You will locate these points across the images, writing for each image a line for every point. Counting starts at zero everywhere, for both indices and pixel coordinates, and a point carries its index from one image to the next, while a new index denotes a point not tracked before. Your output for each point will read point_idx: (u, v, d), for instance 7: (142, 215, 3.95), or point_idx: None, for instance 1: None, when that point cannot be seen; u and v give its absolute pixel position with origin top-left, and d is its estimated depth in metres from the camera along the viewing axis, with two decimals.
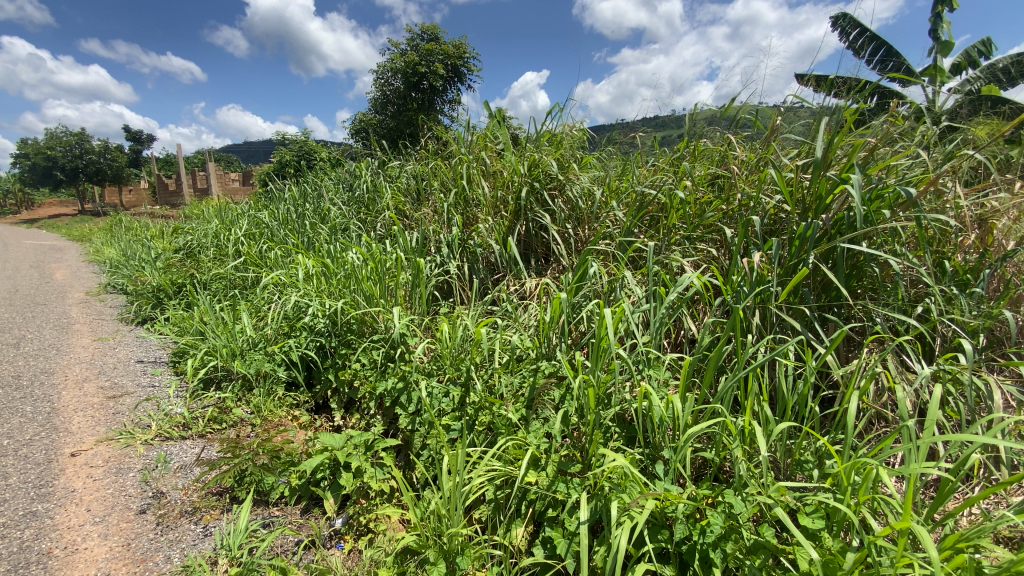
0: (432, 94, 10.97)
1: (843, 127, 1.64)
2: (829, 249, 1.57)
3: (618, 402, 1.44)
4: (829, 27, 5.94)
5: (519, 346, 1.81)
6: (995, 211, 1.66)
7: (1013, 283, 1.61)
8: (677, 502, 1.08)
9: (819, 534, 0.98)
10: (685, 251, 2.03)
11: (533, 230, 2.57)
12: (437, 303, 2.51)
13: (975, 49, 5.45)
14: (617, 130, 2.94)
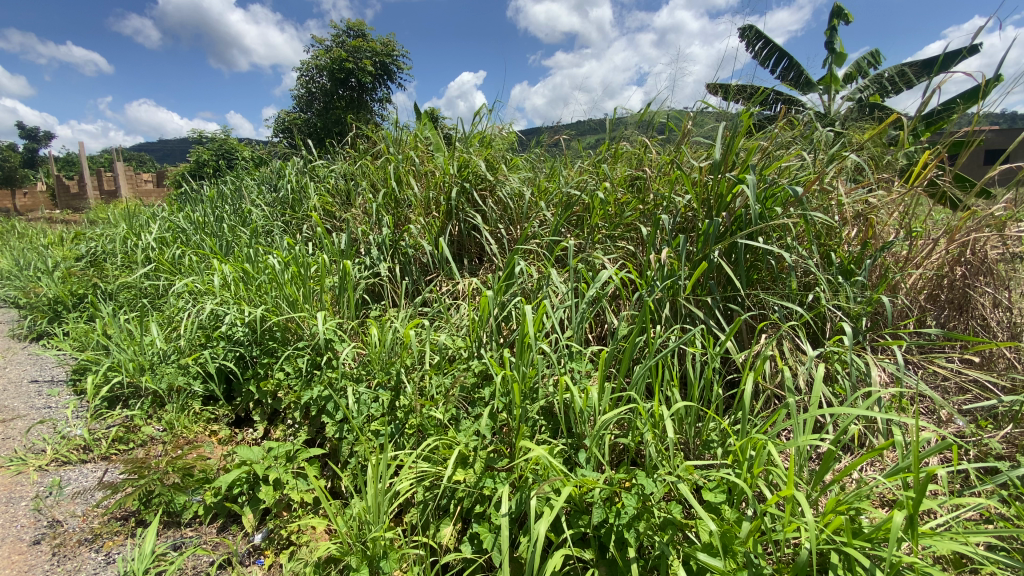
0: (362, 92, 10.67)
1: (740, 132, 1.78)
2: (730, 244, 1.73)
3: (543, 396, 1.48)
4: (739, 37, 6.38)
5: (450, 347, 1.80)
6: (873, 207, 1.85)
7: (890, 271, 1.81)
8: (595, 487, 1.12)
9: (720, 507, 1.06)
10: (607, 249, 2.12)
11: (464, 231, 2.57)
12: (367, 306, 2.44)
13: (863, 60, 6.03)
14: (546, 132, 3.01)
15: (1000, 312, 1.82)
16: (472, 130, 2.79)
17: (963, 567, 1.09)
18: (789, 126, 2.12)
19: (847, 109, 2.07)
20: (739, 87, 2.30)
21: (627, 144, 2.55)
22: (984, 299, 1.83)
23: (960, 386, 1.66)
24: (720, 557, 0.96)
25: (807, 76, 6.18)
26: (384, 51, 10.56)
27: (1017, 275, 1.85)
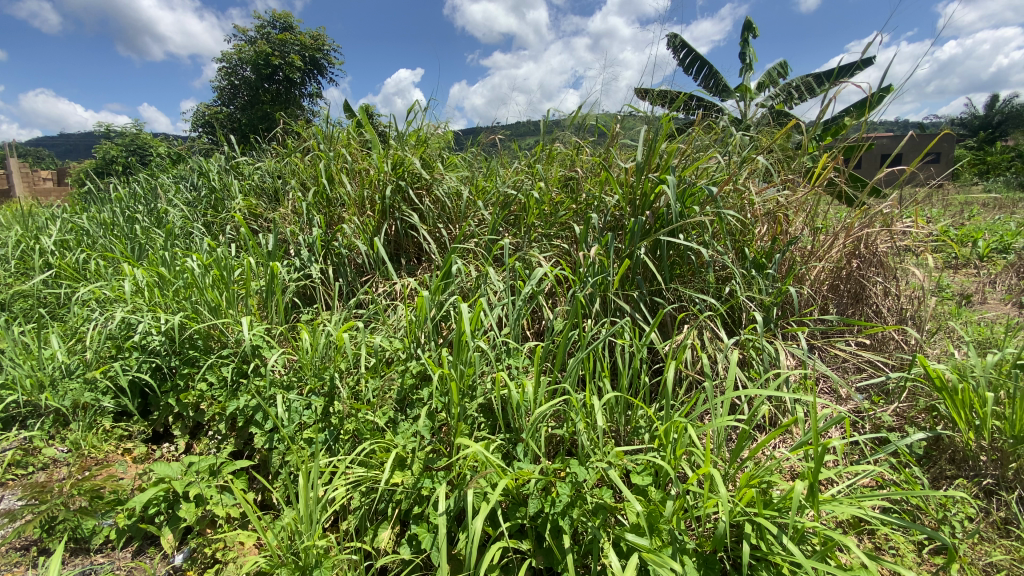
0: (291, 87, 10.21)
1: (661, 135, 1.89)
2: (654, 240, 1.85)
3: (481, 393, 1.49)
4: (665, 45, 6.71)
5: (386, 349, 1.76)
6: (782, 205, 2.02)
7: (796, 264, 1.97)
8: (531, 479, 1.15)
9: (647, 489, 1.13)
10: (543, 247, 2.17)
11: (401, 230, 2.53)
12: (297, 310, 2.34)
13: (774, 70, 6.52)
14: (482, 132, 3.02)
15: (890, 299, 2.04)
16: (407, 129, 2.75)
17: (860, 528, 1.21)
18: (708, 130, 2.27)
19: (759, 116, 2.24)
20: (663, 92, 2.42)
21: (560, 145, 2.62)
22: (874, 288, 2.03)
23: (857, 366, 1.84)
24: (646, 535, 1.01)
25: (725, 83, 6.62)
26: (313, 45, 10.16)
27: (903, 266, 2.07)
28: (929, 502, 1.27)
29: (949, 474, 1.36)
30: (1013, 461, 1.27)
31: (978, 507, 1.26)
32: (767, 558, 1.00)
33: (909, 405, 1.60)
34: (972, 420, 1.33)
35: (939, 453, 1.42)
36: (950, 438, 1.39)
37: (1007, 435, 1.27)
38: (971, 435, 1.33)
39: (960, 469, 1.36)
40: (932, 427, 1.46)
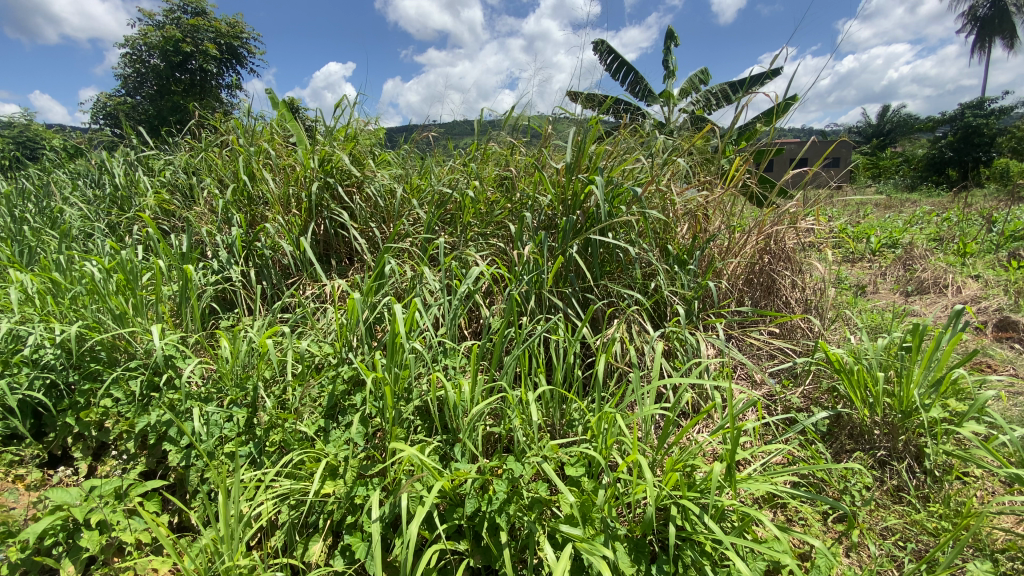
0: (206, 77, 9.53)
1: (590, 137, 1.96)
2: (585, 239, 1.91)
3: (417, 395, 1.46)
4: (593, 49, 6.93)
5: (316, 354, 1.69)
6: (701, 204, 2.15)
7: (715, 260, 2.10)
8: (467, 478, 1.15)
9: (581, 480, 1.16)
10: (479, 246, 2.17)
11: (331, 230, 2.43)
12: (216, 316, 2.19)
13: (694, 77, 6.90)
14: (415, 130, 2.97)
15: (797, 292, 2.22)
16: (336, 124, 2.65)
17: (774, 503, 1.31)
18: (633, 133, 2.37)
19: (681, 121, 2.37)
20: (592, 95, 2.49)
21: (494, 144, 2.63)
22: (783, 281, 2.21)
23: (770, 353, 1.98)
24: (579, 525, 1.04)
25: (650, 89, 6.94)
26: (230, 33, 9.52)
27: (807, 260, 2.26)
28: (831, 474, 1.40)
29: (849, 449, 1.50)
30: (902, 433, 1.42)
31: (872, 476, 1.40)
32: (691, 538, 1.06)
33: (814, 387, 1.75)
34: (867, 398, 1.48)
35: (840, 430, 1.56)
36: (848, 416, 1.54)
37: (896, 410, 1.42)
38: (866, 412, 1.48)
39: (858, 444, 1.50)
40: (834, 406, 1.60)
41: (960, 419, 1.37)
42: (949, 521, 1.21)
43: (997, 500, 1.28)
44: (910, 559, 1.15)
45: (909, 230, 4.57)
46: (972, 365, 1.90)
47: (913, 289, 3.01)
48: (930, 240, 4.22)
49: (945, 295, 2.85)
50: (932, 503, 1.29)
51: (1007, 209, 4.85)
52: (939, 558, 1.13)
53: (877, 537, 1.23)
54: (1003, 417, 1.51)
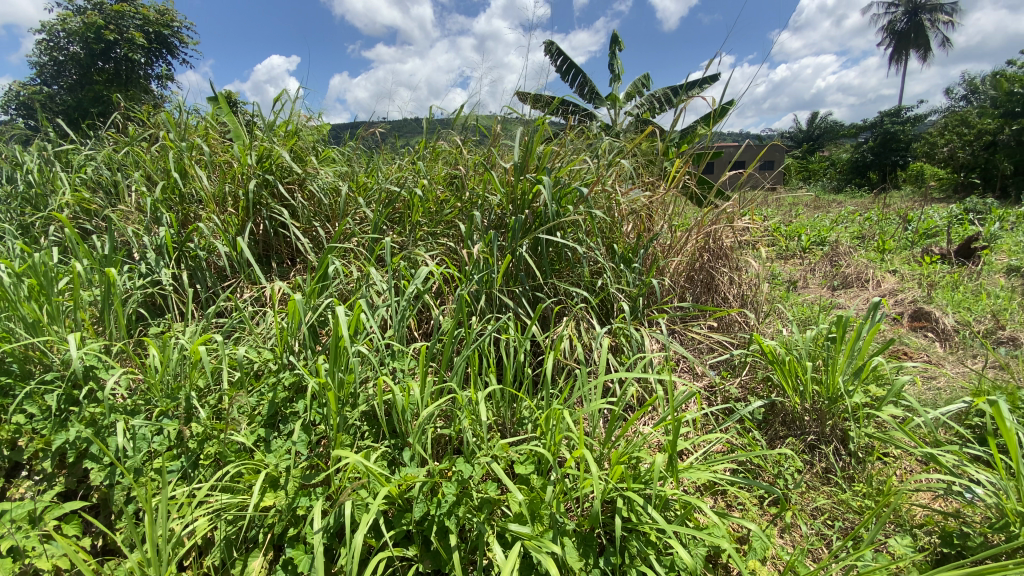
0: (133, 66, 8.90)
1: (537, 136, 1.97)
2: (534, 238, 1.93)
3: (363, 400, 1.42)
4: (542, 50, 7.00)
5: (255, 360, 1.61)
6: (645, 204, 2.21)
7: (659, 258, 2.17)
8: (415, 482, 1.13)
9: (530, 478, 1.16)
10: (428, 245, 2.14)
11: (270, 230, 2.32)
12: (145, 322, 2.04)
13: (639, 81, 7.11)
14: (361, 127, 2.88)
15: (734, 287, 2.32)
16: (276, 119, 2.53)
17: (714, 490, 1.36)
18: (581, 134, 2.41)
19: (626, 123, 2.44)
20: (540, 96, 2.51)
21: (443, 142, 2.60)
22: (722, 278, 2.31)
23: (709, 347, 2.07)
24: (528, 524, 1.04)
25: (598, 91, 7.11)
26: (159, 19, 8.93)
27: (744, 257, 2.37)
28: (767, 460, 1.47)
29: (782, 435, 1.58)
30: (829, 418, 1.52)
31: (803, 460, 1.48)
32: (637, 529, 1.08)
33: (751, 377, 1.84)
34: (798, 386, 1.56)
35: (774, 417, 1.64)
36: (781, 404, 1.62)
37: (823, 396, 1.52)
38: (798, 399, 1.57)
39: (790, 430, 1.58)
40: (768, 395, 1.68)
41: (879, 403, 1.48)
42: (871, 499, 1.30)
43: (911, 476, 1.39)
44: (837, 536, 1.23)
45: (835, 229, 4.91)
46: (889, 353, 2.06)
47: (838, 283, 3.22)
48: (853, 237, 4.55)
49: (866, 288, 3.07)
50: (856, 483, 1.38)
51: (919, 209, 5.31)
52: (863, 534, 1.21)
53: (808, 517, 1.31)
54: (916, 400, 1.64)
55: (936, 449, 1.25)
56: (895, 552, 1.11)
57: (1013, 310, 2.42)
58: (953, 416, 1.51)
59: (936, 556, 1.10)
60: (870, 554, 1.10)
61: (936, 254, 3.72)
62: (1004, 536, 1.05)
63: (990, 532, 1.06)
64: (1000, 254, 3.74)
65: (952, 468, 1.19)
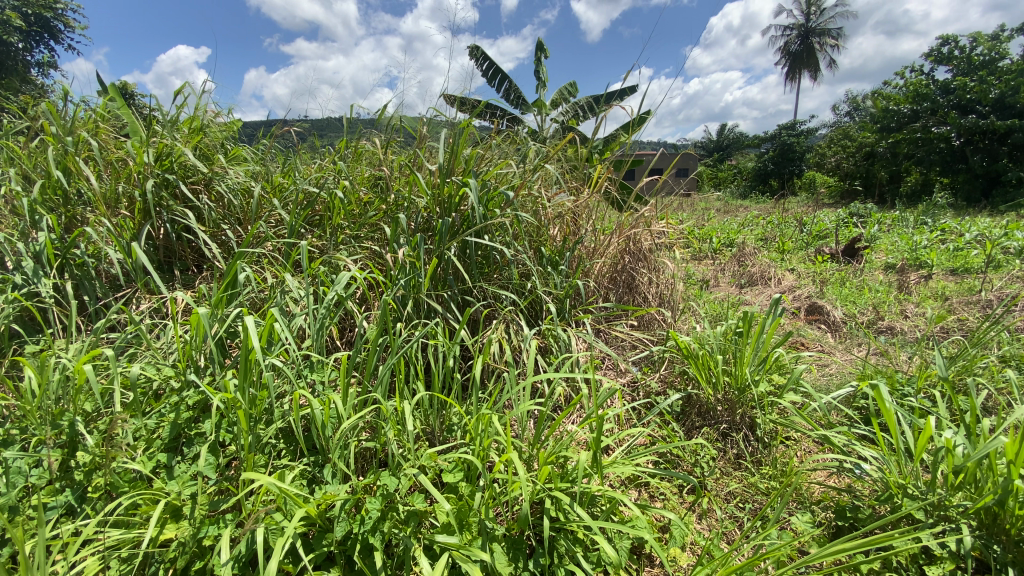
0: (6, 51, 7.88)
1: (462, 138, 1.95)
2: (462, 241, 1.91)
3: (279, 415, 1.33)
4: (469, 54, 7.01)
5: (155, 378, 1.45)
6: (569, 207, 2.26)
7: (583, 260, 2.23)
8: (336, 500, 1.07)
9: (459, 486, 1.14)
10: (350, 250, 2.05)
11: (172, 233, 2.12)
12: (19, 340, 1.79)
13: (564, 89, 7.32)
14: (276, 124, 2.71)
15: (654, 287, 2.44)
16: (179, 114, 2.31)
17: (638, 483, 1.41)
18: (507, 138, 2.43)
19: (552, 130, 2.49)
20: (465, 98, 2.50)
21: (365, 142, 2.50)
22: (642, 278, 2.41)
23: (632, 344, 2.15)
24: (456, 533, 1.01)
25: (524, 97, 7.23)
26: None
27: (662, 258, 2.49)
28: (685, 450, 1.55)
29: (698, 426, 1.65)
30: (738, 407, 1.62)
31: (717, 447, 1.57)
32: (565, 528, 1.09)
33: (669, 372, 1.94)
34: (711, 378, 1.66)
35: (690, 409, 1.72)
36: (697, 396, 1.70)
37: (733, 387, 1.62)
38: (711, 390, 1.66)
39: (705, 420, 1.66)
40: (685, 388, 1.77)
41: (780, 390, 1.61)
42: (776, 480, 1.41)
43: (809, 456, 1.52)
44: (748, 517, 1.31)
45: (742, 232, 5.32)
46: (790, 345, 2.25)
47: (745, 282, 3.48)
48: (757, 240, 4.95)
49: (769, 286, 3.35)
50: (763, 466, 1.49)
51: (812, 213, 5.87)
52: (770, 514, 1.30)
53: (722, 501, 1.38)
54: (812, 386, 1.80)
55: (829, 431, 1.38)
56: (797, 529, 1.21)
57: (889, 303, 2.74)
58: (843, 399, 1.67)
59: (832, 529, 1.20)
60: (776, 533, 1.19)
61: (827, 254, 4.13)
62: (888, 506, 1.17)
63: (877, 504, 1.18)
64: (877, 254, 4.22)
65: (843, 447, 1.31)
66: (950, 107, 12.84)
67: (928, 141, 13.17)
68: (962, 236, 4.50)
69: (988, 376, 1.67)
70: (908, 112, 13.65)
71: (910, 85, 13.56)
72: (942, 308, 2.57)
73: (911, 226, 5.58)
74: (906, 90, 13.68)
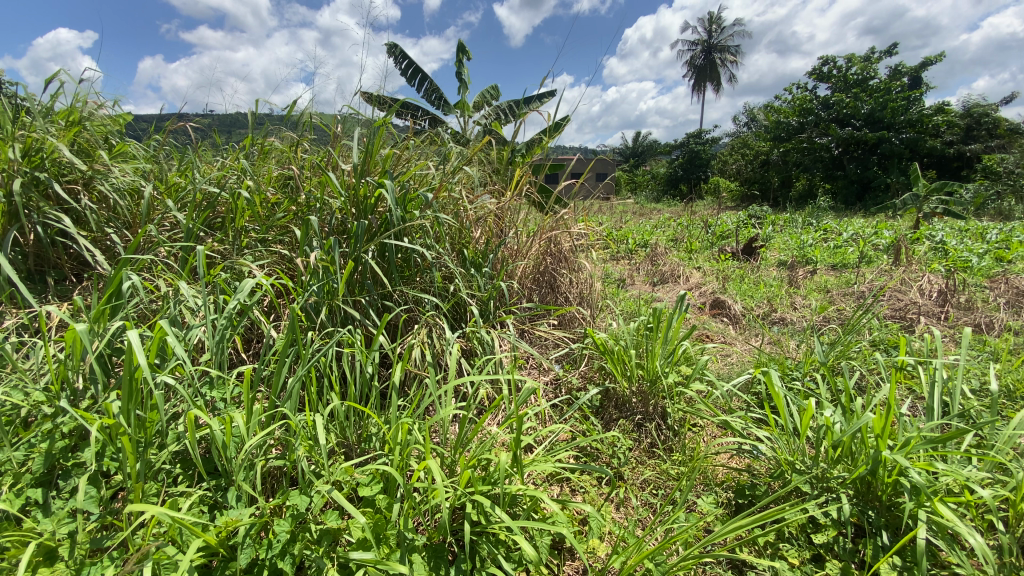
0: None
1: (377, 138, 1.89)
2: (380, 244, 1.85)
3: (173, 438, 1.20)
4: (386, 52, 6.84)
5: (21, 404, 1.26)
6: (490, 209, 2.27)
7: (505, 262, 2.25)
8: (240, 526, 0.99)
9: (376, 498, 1.09)
10: (257, 254, 1.92)
11: (43, 239, 1.85)
12: None
13: (486, 92, 7.35)
14: (171, 118, 2.47)
15: (573, 287, 2.50)
16: (53, 103, 2.03)
17: (560, 478, 1.44)
18: (425, 139, 2.38)
19: (473, 132, 2.48)
20: (381, 97, 2.42)
21: (273, 140, 2.35)
22: (563, 278, 2.48)
23: (553, 343, 2.19)
24: (373, 548, 0.97)
25: (445, 98, 7.18)
26: None
27: (581, 259, 2.57)
28: (603, 443, 1.61)
29: (615, 418, 1.72)
30: (651, 397, 1.69)
31: (632, 438, 1.64)
32: (485, 531, 1.07)
33: (588, 368, 2.00)
34: (626, 372, 1.74)
35: (608, 403, 1.78)
36: (614, 390, 1.76)
37: (646, 379, 1.70)
38: (626, 383, 1.73)
39: (621, 412, 1.73)
40: (604, 382, 1.83)
41: (687, 380, 1.71)
42: (685, 465, 1.49)
43: (713, 441, 1.63)
44: (661, 502, 1.38)
45: (655, 232, 5.63)
46: (697, 337, 2.41)
47: (657, 279, 3.69)
48: (668, 240, 5.27)
49: (678, 283, 3.57)
50: (674, 452, 1.57)
51: (716, 214, 6.34)
52: (679, 497, 1.38)
53: (638, 489, 1.44)
54: (716, 375, 1.94)
55: (729, 416, 1.48)
56: (704, 510, 1.29)
57: (780, 296, 3.02)
58: (743, 386, 1.81)
59: (733, 507, 1.30)
60: (686, 516, 1.26)
61: (728, 252, 4.48)
62: (780, 482, 1.28)
63: (771, 481, 1.29)
64: (771, 253, 4.64)
65: (741, 430, 1.42)
66: (830, 120, 14.43)
67: (812, 151, 14.71)
68: (840, 236, 5.07)
69: (861, 358, 1.89)
70: (795, 124, 15.17)
71: (797, 99, 15.07)
72: (824, 300, 2.87)
73: (799, 226, 6.19)
74: (794, 104, 15.19)
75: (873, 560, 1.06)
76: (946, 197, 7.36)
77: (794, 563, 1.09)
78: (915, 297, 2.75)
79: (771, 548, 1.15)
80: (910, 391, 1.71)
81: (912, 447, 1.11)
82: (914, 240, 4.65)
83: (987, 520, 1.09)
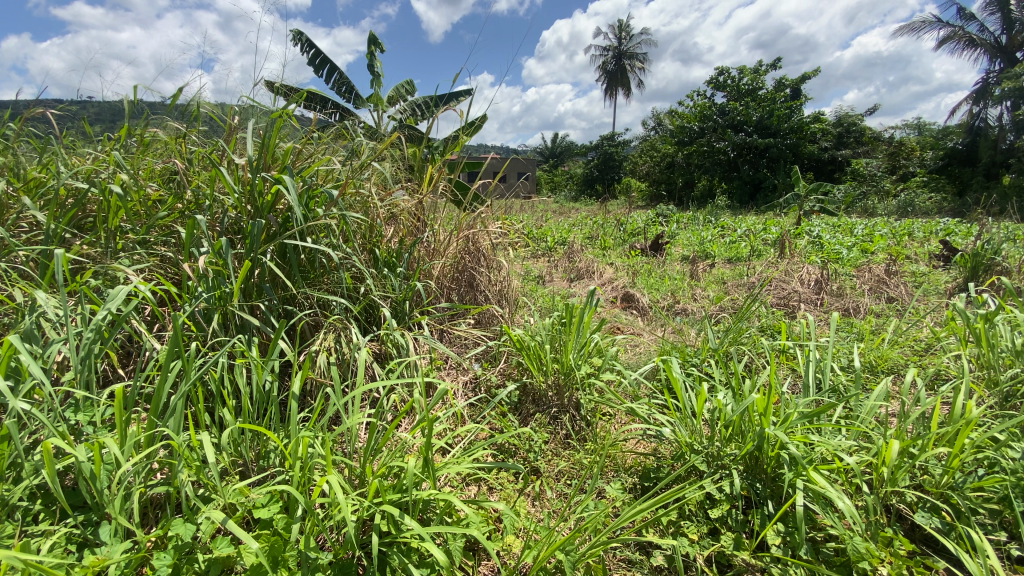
0: None
1: (275, 130, 1.75)
2: (280, 244, 1.73)
3: (29, 471, 1.04)
4: (290, 40, 6.45)
5: None
6: (402, 208, 2.21)
7: (419, 261, 2.20)
8: (112, 565, 0.88)
9: (274, 518, 1.02)
10: (137, 257, 1.72)
11: None
12: None
13: (401, 87, 7.17)
14: (28, 103, 2.15)
15: (490, 285, 2.50)
16: None
17: (476, 477, 1.43)
18: (331, 132, 2.26)
19: (384, 126, 2.39)
20: (282, 87, 2.26)
21: (155, 131, 2.12)
22: (480, 276, 2.47)
23: (471, 341, 2.18)
24: (269, 573, 0.90)
25: (357, 91, 6.90)
26: None
27: (498, 257, 2.57)
28: (520, 438, 1.62)
29: (532, 413, 1.74)
30: (566, 390, 1.73)
31: (548, 431, 1.67)
32: (395, 541, 1.03)
33: (506, 365, 2.01)
34: (542, 367, 1.77)
35: (525, 398, 1.80)
36: (531, 385, 1.78)
37: (561, 373, 1.74)
38: (542, 378, 1.76)
39: (538, 406, 1.76)
40: (520, 378, 1.85)
41: (598, 371, 1.77)
42: (597, 453, 1.54)
43: (623, 428, 1.70)
44: (573, 491, 1.42)
45: (571, 230, 5.81)
46: (608, 330, 2.51)
47: (574, 276, 3.80)
48: (584, 238, 5.46)
49: (592, 278, 3.70)
50: (586, 442, 1.62)
51: (627, 213, 6.66)
52: (590, 485, 1.42)
53: (553, 481, 1.47)
54: (626, 365, 2.02)
55: (636, 403, 1.55)
56: (613, 497, 1.34)
57: (683, 288, 3.23)
58: (651, 374, 1.91)
59: (640, 490, 1.36)
60: (596, 503, 1.31)
61: (638, 248, 4.73)
62: (681, 463, 1.36)
63: (673, 462, 1.37)
64: (677, 248, 4.96)
65: (647, 417, 1.49)
66: (726, 126, 15.71)
67: (712, 154, 15.94)
68: (735, 232, 5.54)
69: (751, 343, 2.06)
70: (697, 129, 16.35)
71: (697, 105, 16.23)
72: (721, 291, 3.11)
73: (700, 224, 6.68)
74: (695, 110, 16.35)
75: (760, 528, 1.16)
76: (822, 197, 8.27)
77: (694, 538, 1.17)
78: (796, 287, 3.06)
79: (673, 526, 1.23)
80: (791, 371, 1.90)
81: (791, 422, 1.23)
82: (796, 235, 5.18)
83: (853, 483, 1.23)
